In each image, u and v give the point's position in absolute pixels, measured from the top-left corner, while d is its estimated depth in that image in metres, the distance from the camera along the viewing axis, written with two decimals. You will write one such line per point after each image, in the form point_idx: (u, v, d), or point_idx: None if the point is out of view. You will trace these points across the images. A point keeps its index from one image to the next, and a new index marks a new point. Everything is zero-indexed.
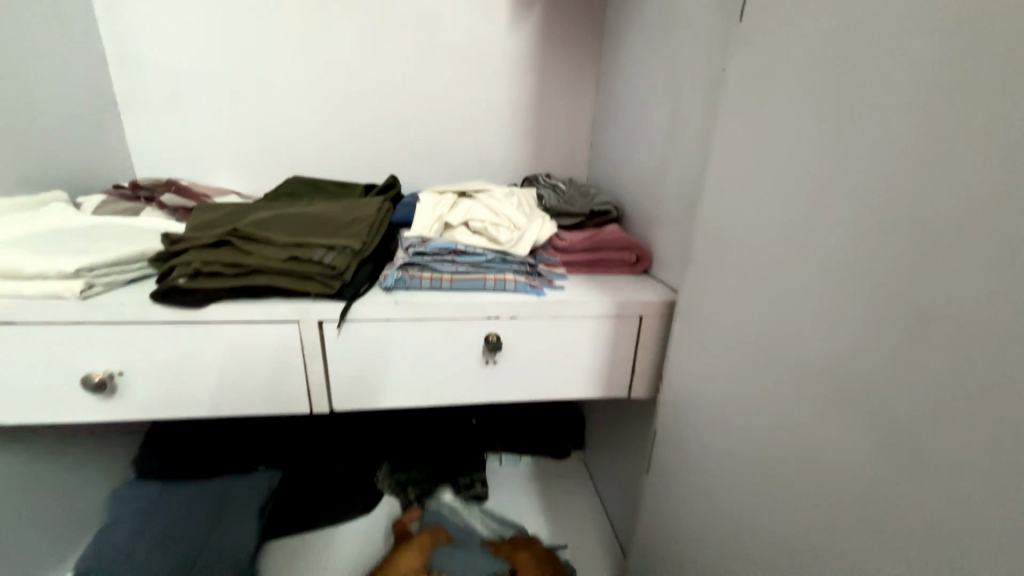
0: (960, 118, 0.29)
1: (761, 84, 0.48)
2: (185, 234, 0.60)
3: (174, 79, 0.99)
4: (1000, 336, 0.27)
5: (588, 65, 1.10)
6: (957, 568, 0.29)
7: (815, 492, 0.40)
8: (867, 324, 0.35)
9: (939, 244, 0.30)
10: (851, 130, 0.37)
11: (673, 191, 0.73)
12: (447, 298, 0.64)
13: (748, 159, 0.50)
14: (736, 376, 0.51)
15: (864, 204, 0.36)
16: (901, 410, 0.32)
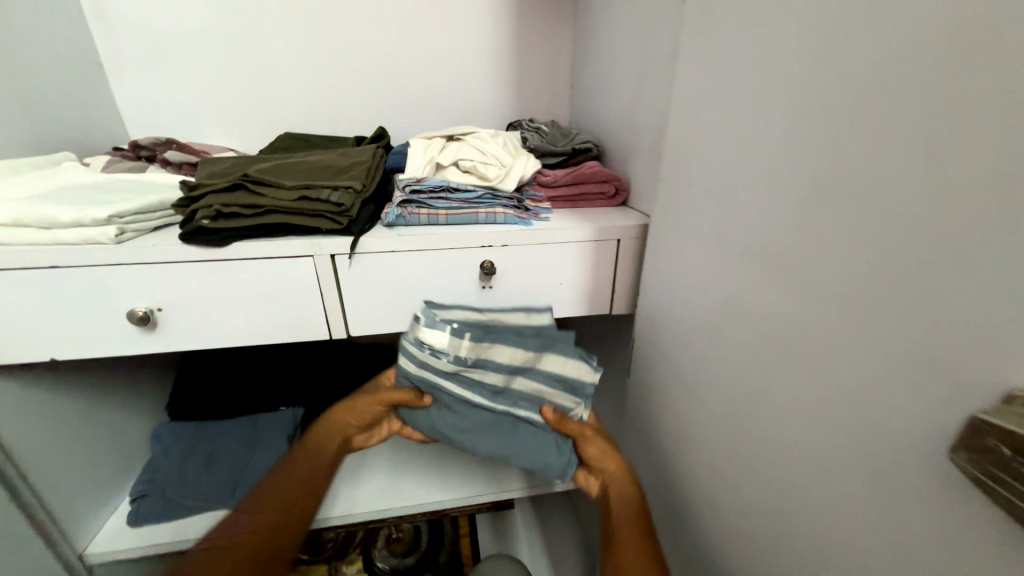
0: (865, 32, 0.36)
1: (722, 15, 0.53)
2: (200, 181, 0.65)
3: (156, 37, 1.00)
4: (887, 211, 0.35)
5: (563, 4, 1.11)
6: (855, 389, 0.39)
7: (762, 360, 0.50)
8: (799, 218, 0.44)
9: (851, 145, 0.38)
10: (795, 53, 0.43)
11: (647, 126, 0.79)
12: (444, 231, 0.71)
13: (709, 86, 0.57)
14: (703, 281, 0.60)
15: (802, 117, 0.43)
16: (822, 282, 0.42)
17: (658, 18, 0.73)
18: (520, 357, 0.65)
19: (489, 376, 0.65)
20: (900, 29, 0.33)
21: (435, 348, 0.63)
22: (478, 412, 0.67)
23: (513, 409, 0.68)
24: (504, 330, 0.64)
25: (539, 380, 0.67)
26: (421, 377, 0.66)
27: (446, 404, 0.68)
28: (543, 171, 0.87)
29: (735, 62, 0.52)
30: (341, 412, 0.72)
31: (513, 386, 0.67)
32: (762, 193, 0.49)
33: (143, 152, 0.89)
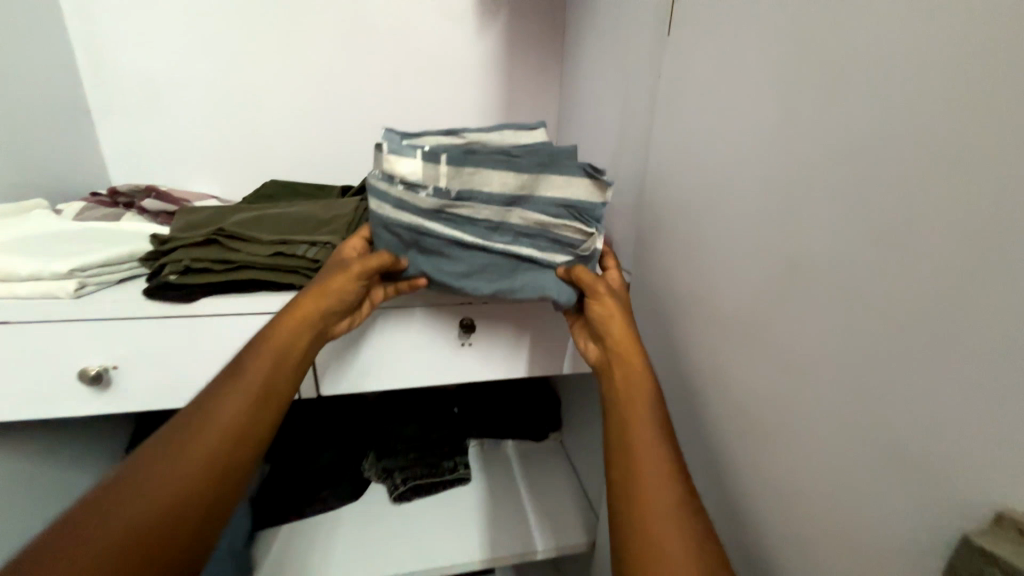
0: (849, 141, 0.41)
1: (714, 106, 0.57)
2: (172, 234, 0.64)
3: (148, 87, 1.01)
4: (888, 322, 0.38)
5: (549, 69, 1.17)
6: (869, 487, 0.41)
7: (770, 442, 0.51)
8: (804, 311, 0.46)
9: (849, 255, 0.41)
10: (790, 157, 0.47)
11: (627, 189, 0.82)
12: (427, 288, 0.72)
13: (697, 164, 0.61)
14: (702, 355, 0.62)
15: (801, 217, 0.46)
16: (828, 378, 0.44)
17: (636, 91, 0.78)
18: (514, 185, 0.60)
19: (479, 210, 0.61)
20: (883, 144, 0.38)
21: (409, 181, 0.58)
22: (472, 253, 0.63)
23: (511, 247, 0.63)
24: (490, 154, 0.59)
25: (538, 212, 0.62)
26: (404, 224, 0.61)
27: (434, 253, 0.64)
28: None
29: (723, 145, 0.56)
30: (305, 296, 0.58)
31: (510, 220, 0.62)
32: (757, 271, 0.52)
33: (121, 198, 0.88)
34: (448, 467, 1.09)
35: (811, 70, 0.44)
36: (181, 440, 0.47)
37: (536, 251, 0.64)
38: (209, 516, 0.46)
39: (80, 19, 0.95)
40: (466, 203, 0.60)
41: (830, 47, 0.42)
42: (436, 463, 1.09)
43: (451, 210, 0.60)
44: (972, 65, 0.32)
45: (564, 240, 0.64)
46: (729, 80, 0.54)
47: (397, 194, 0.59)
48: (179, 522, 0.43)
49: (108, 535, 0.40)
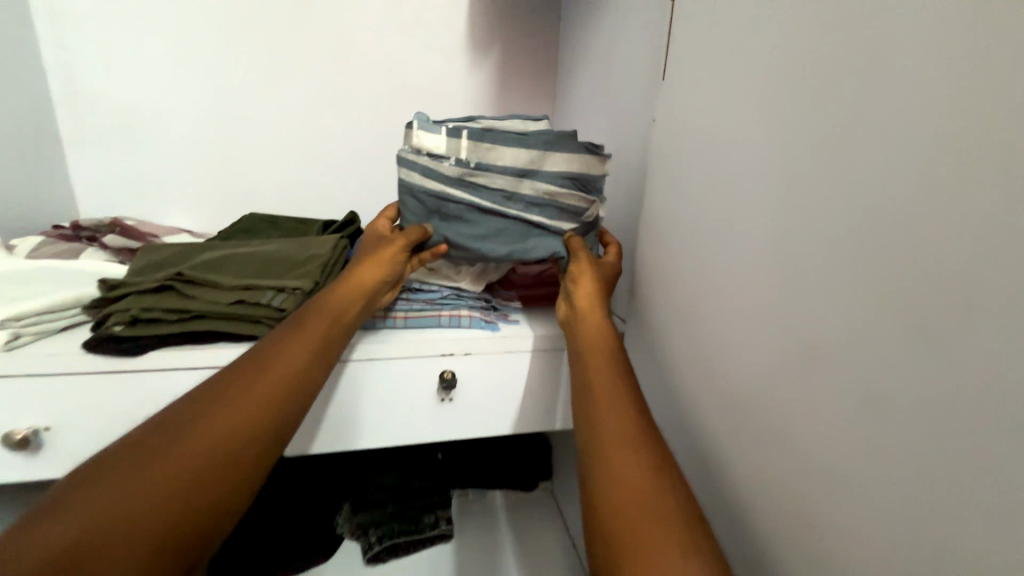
0: (850, 214, 0.37)
1: (709, 150, 0.54)
2: (124, 279, 0.58)
3: (126, 118, 0.98)
4: (914, 408, 0.33)
5: (542, 107, 1.16)
6: None
7: (781, 528, 0.45)
8: (814, 383, 0.41)
9: (864, 324, 0.36)
10: (792, 210, 0.43)
11: (621, 231, 0.78)
12: (405, 336, 0.66)
13: (690, 217, 0.58)
14: (701, 417, 0.56)
15: (806, 275, 0.41)
16: (845, 463, 0.38)
17: (628, 134, 0.76)
18: (526, 157, 0.66)
19: (495, 179, 0.65)
20: (886, 222, 0.35)
21: (435, 153, 0.65)
22: (488, 219, 0.66)
23: (524, 214, 0.67)
24: (504, 131, 0.66)
25: (548, 183, 0.67)
26: (429, 190, 0.66)
27: (454, 218, 0.67)
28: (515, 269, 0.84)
29: (716, 199, 0.53)
30: (360, 264, 0.62)
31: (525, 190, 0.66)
32: (756, 338, 0.47)
33: (84, 233, 0.83)
34: (428, 522, 1.01)
35: (813, 119, 0.41)
36: (233, 391, 0.46)
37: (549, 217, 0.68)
38: (247, 472, 0.44)
39: (60, 49, 0.92)
40: (483, 172, 0.65)
41: (828, 109, 0.39)
42: (416, 517, 1.01)
43: (470, 177, 0.65)
44: (978, 146, 0.29)
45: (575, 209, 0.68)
46: (723, 134, 0.51)
47: (422, 165, 0.66)
48: (219, 472, 0.42)
49: (151, 473, 0.39)
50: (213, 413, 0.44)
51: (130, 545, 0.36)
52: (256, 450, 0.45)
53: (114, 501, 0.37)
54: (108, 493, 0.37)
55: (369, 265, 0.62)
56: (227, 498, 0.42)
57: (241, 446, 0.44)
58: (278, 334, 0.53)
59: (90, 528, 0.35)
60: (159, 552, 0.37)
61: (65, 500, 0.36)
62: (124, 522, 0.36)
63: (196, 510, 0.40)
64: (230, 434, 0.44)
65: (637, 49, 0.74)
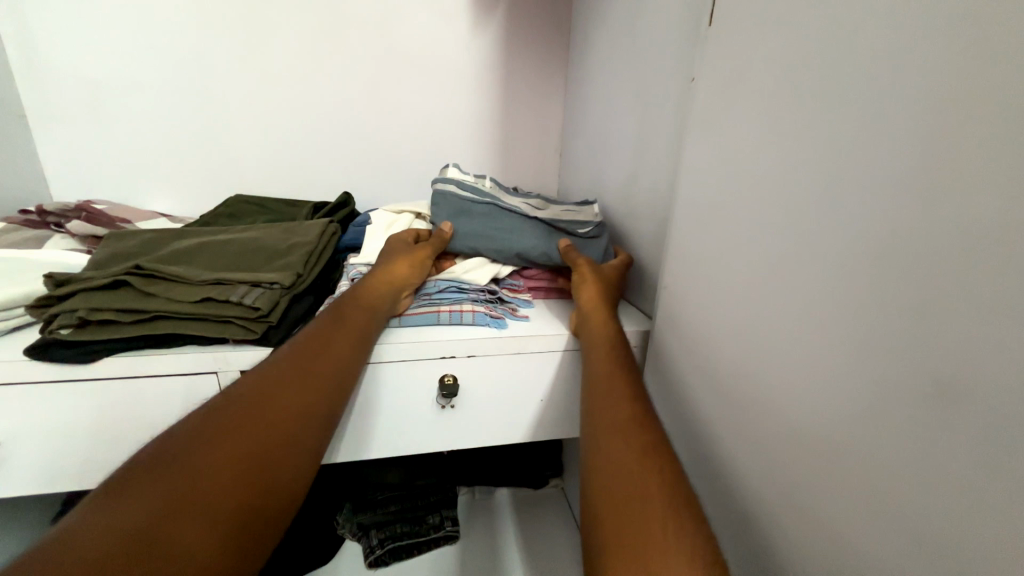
0: (943, 187, 0.26)
1: (747, 107, 0.43)
2: (74, 273, 0.50)
3: (93, 89, 0.89)
4: None
5: (553, 72, 1.04)
6: None
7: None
8: (881, 409, 0.30)
9: (971, 334, 0.25)
10: (859, 176, 0.32)
11: (645, 211, 0.68)
12: (398, 336, 0.58)
13: (723, 194, 0.47)
14: (725, 434, 0.46)
15: (875, 265, 0.31)
16: (923, 523, 0.28)
17: (657, 97, 0.64)
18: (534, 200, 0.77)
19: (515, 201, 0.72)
20: (1007, 199, 0.23)
21: (466, 184, 0.73)
22: (513, 221, 0.69)
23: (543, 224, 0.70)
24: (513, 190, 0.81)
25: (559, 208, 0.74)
26: (456, 201, 0.71)
27: (477, 221, 0.69)
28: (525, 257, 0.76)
29: (754, 172, 0.42)
30: (395, 261, 0.61)
31: (539, 211, 0.72)
32: (794, 349, 0.37)
33: (51, 218, 0.75)
34: (433, 523, 0.96)
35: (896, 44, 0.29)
36: (288, 380, 0.45)
37: (565, 229, 0.70)
38: (304, 464, 0.41)
39: (14, 10, 0.83)
40: (505, 200, 0.73)
41: (916, 38, 0.28)
42: (420, 519, 0.96)
43: (495, 198, 0.72)
44: None
45: (589, 224, 0.70)
46: (766, 90, 0.40)
47: (454, 187, 0.72)
48: (280, 458, 0.40)
49: (220, 451, 0.37)
50: (272, 401, 0.42)
51: (194, 519, 0.33)
52: (310, 442, 0.43)
53: (194, 475, 0.35)
54: (184, 468, 0.35)
55: (400, 262, 0.61)
56: (289, 489, 0.40)
57: (298, 437, 0.42)
58: (323, 325, 0.51)
59: (174, 500, 0.33)
60: (235, 530, 0.34)
61: (147, 472, 0.34)
62: (194, 494, 0.34)
63: (261, 493, 0.37)
64: (287, 422, 0.42)
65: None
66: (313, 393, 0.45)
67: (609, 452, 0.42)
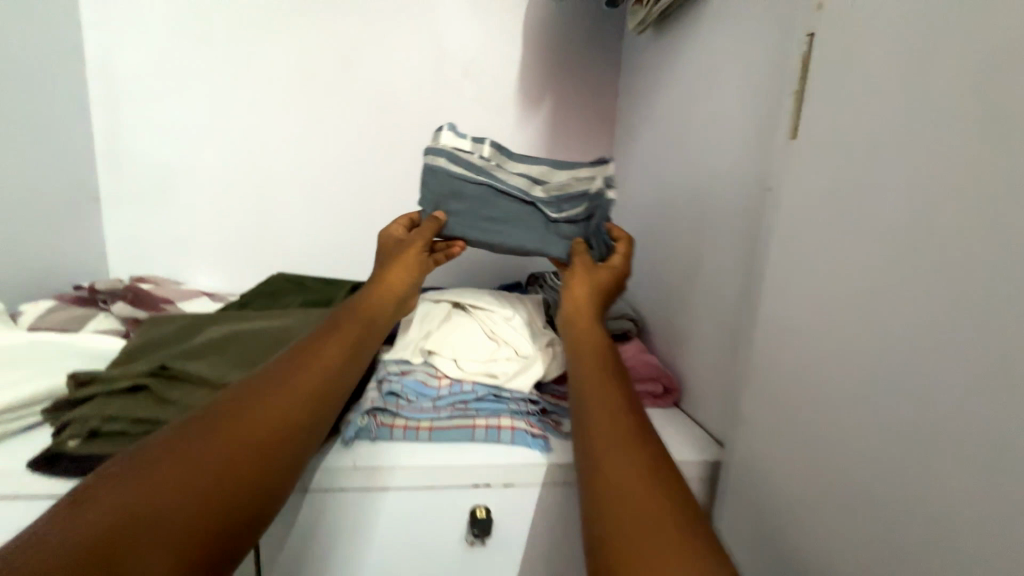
0: None
1: (842, 224, 0.37)
2: (99, 371, 0.49)
3: (160, 173, 0.95)
4: None
5: (596, 157, 1.04)
6: None
7: None
8: None
9: None
10: None
11: (702, 312, 0.61)
12: (429, 458, 0.51)
13: (821, 331, 0.39)
14: None
15: None
16: None
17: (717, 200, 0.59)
18: (538, 166, 0.62)
19: (510, 180, 0.60)
20: None
21: (458, 150, 0.60)
22: (506, 209, 0.60)
23: (541, 211, 0.61)
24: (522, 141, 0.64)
25: (563, 185, 0.61)
26: (444, 179, 0.59)
27: (468, 207, 0.60)
28: None
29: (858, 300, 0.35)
30: (389, 267, 0.55)
31: (538, 191, 0.61)
32: (959, 572, 0.27)
33: (99, 296, 0.77)
34: None
35: None
36: (276, 392, 0.40)
37: (563, 214, 0.60)
38: (280, 484, 0.37)
39: (106, 107, 0.92)
40: (502, 177, 0.61)
41: None
42: None
43: (488, 174, 0.60)
44: None
45: (583, 204, 0.59)
46: (867, 211, 0.35)
47: (441, 157, 0.59)
48: (258, 478, 0.35)
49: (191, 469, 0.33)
50: (256, 415, 0.38)
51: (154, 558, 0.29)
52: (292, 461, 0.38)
53: (166, 503, 0.31)
54: (147, 495, 0.31)
55: (392, 266, 0.55)
56: (261, 509, 0.35)
57: (280, 457, 0.37)
58: (317, 336, 0.47)
59: (142, 531, 0.29)
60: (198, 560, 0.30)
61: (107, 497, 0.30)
62: (156, 526, 0.30)
63: (231, 516, 0.33)
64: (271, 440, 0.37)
65: (728, 97, 0.58)
66: (293, 396, 0.40)
67: (628, 483, 0.35)
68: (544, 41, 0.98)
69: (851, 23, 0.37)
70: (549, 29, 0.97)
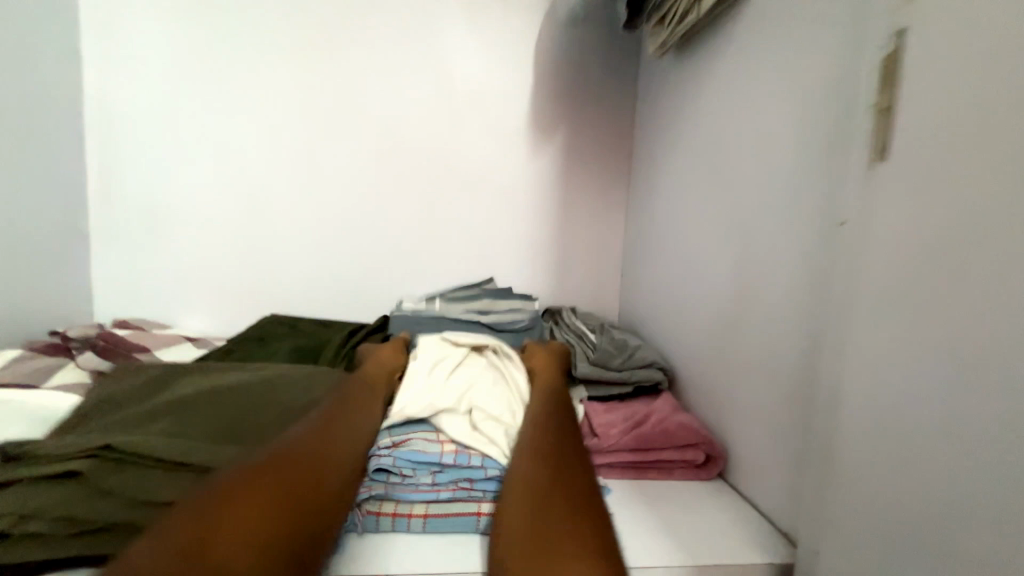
0: None
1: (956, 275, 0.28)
2: (28, 443, 0.42)
3: (155, 211, 0.91)
4: None
5: (615, 188, 0.97)
6: None
7: None
8: None
9: None
10: None
11: (752, 370, 0.51)
12: (421, 560, 0.42)
13: (947, 420, 0.28)
14: None
15: None
16: None
17: (767, 236, 0.50)
18: (480, 303, 0.86)
19: (463, 313, 0.83)
20: None
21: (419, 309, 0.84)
22: (462, 329, 0.79)
23: (492, 327, 0.80)
24: (467, 290, 0.89)
25: (501, 314, 0.83)
26: (409, 316, 0.81)
27: (430, 331, 0.79)
28: (594, 419, 0.58)
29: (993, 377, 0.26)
30: (378, 353, 0.64)
31: (484, 316, 0.82)
32: None
33: (73, 344, 0.70)
34: None
35: None
36: (299, 457, 0.40)
37: (507, 327, 0.80)
38: (324, 517, 0.37)
39: (104, 143, 0.89)
40: (455, 311, 0.84)
41: None
42: None
43: (445, 311, 0.83)
44: None
45: (524, 319, 0.81)
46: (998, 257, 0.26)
47: (409, 309, 0.85)
48: (296, 503, 0.36)
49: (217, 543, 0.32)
50: (280, 481, 0.38)
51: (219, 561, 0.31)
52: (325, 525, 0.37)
53: (218, 524, 0.34)
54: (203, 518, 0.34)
55: (379, 354, 0.64)
56: (311, 530, 0.36)
57: (312, 517, 0.36)
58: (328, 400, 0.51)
59: (201, 545, 0.32)
60: None
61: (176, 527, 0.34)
62: (218, 538, 0.33)
63: (285, 524, 0.35)
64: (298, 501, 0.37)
65: (774, 118, 0.50)
66: (321, 436, 0.44)
67: (542, 544, 0.35)
68: (558, 71, 0.93)
69: (958, 17, 0.28)
70: (563, 58, 0.93)
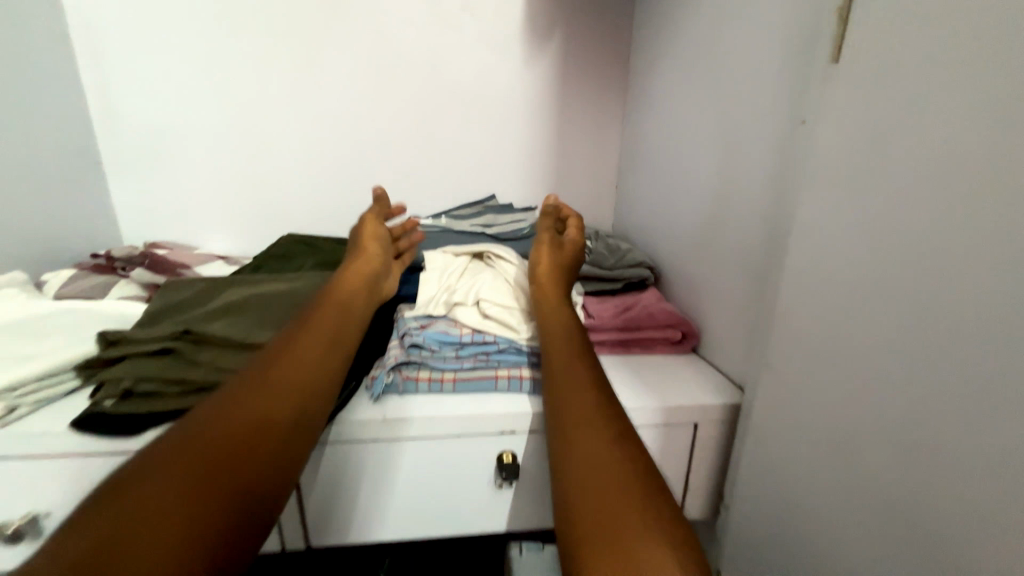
0: None
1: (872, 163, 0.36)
2: (125, 331, 0.51)
3: (159, 135, 0.92)
4: None
5: (611, 97, 0.98)
6: None
7: None
8: None
9: None
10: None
11: (724, 259, 0.60)
12: (454, 409, 0.53)
13: (848, 278, 0.38)
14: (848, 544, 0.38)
15: None
16: None
17: (750, 138, 0.55)
18: (482, 219, 0.92)
19: (466, 225, 0.89)
20: None
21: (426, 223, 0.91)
22: (466, 236, 0.86)
23: (495, 235, 0.87)
24: (470, 208, 0.95)
25: (502, 227, 0.89)
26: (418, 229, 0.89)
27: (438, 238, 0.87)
28: (588, 308, 0.68)
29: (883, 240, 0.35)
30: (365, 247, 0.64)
31: (488, 227, 0.89)
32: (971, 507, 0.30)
33: (118, 263, 0.78)
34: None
35: None
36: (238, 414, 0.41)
37: (509, 235, 0.87)
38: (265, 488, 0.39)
39: (95, 63, 0.87)
40: (458, 225, 0.90)
41: None
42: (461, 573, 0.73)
43: (449, 224, 0.90)
44: None
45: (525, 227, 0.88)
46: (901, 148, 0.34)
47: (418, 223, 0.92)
48: (231, 483, 0.38)
49: (173, 524, 0.34)
50: (229, 450, 0.39)
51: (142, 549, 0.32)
52: (282, 470, 0.41)
53: (151, 508, 0.34)
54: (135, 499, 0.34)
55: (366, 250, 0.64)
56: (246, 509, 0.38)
57: (263, 479, 0.40)
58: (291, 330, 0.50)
59: (130, 529, 0.33)
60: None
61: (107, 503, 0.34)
62: (147, 520, 0.34)
63: (214, 508, 0.36)
64: (259, 458, 0.40)
65: (761, 24, 0.53)
66: (271, 390, 0.44)
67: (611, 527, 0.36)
68: None
69: None
70: None
